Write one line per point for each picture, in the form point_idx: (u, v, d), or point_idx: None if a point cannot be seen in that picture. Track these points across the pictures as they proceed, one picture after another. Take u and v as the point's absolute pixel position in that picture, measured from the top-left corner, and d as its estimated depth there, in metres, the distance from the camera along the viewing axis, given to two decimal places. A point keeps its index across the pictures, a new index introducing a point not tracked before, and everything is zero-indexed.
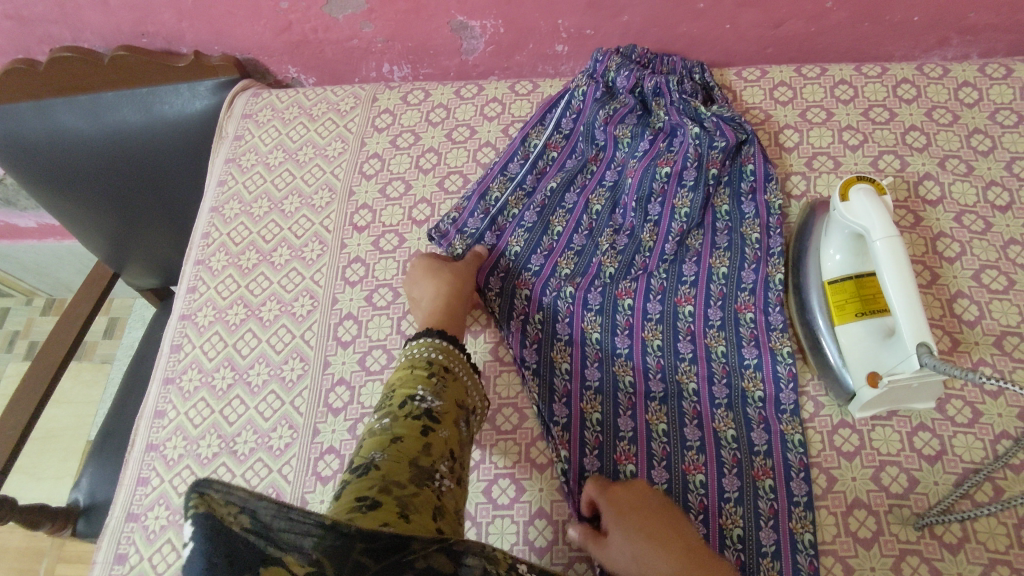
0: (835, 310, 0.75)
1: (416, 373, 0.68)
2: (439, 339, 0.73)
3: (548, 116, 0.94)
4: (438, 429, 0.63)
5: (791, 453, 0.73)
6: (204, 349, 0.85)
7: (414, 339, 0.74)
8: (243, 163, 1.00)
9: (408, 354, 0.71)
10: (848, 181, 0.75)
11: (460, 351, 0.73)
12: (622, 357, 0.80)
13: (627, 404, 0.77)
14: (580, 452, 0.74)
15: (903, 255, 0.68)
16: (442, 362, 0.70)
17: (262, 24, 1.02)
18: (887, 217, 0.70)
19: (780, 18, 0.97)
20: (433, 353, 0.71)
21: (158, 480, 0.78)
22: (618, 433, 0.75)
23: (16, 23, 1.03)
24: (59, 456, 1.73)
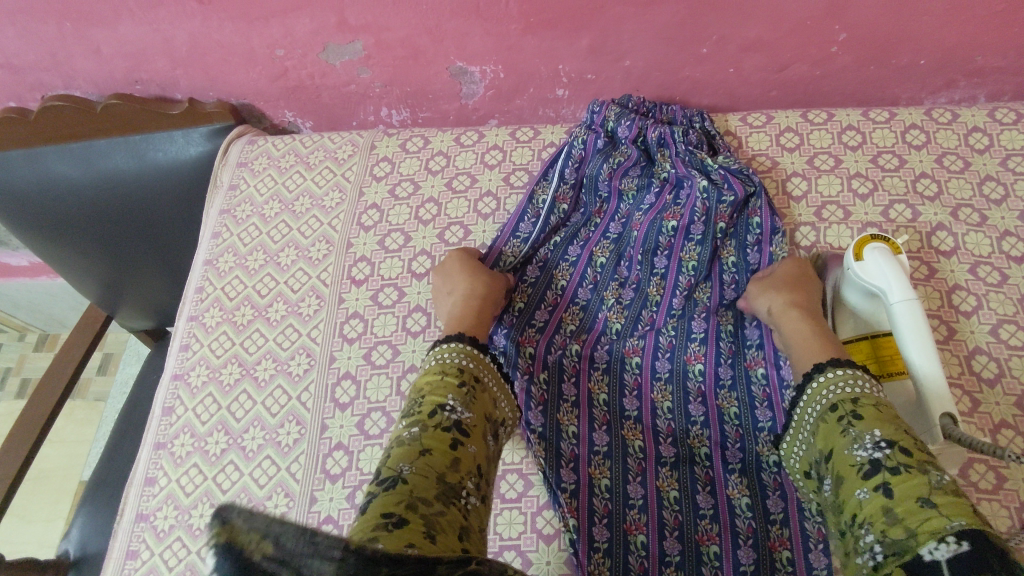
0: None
1: (447, 380, 0.65)
2: (469, 346, 0.70)
3: (550, 169, 0.91)
4: (467, 444, 0.60)
5: (809, 522, 0.69)
6: (197, 412, 0.82)
7: (442, 341, 0.71)
8: (237, 214, 0.98)
9: (437, 359, 0.69)
10: (862, 239, 0.73)
11: (488, 357, 0.71)
12: (631, 420, 0.78)
13: (638, 470, 0.74)
14: (589, 521, 0.71)
15: (922, 319, 0.67)
16: (472, 372, 0.68)
17: (258, 71, 1.01)
18: (903, 279, 0.69)
19: (784, 62, 0.96)
20: (465, 361, 0.68)
21: (148, 554, 0.75)
22: (628, 501, 0.72)
23: (8, 71, 1.02)
24: (52, 497, 1.68)
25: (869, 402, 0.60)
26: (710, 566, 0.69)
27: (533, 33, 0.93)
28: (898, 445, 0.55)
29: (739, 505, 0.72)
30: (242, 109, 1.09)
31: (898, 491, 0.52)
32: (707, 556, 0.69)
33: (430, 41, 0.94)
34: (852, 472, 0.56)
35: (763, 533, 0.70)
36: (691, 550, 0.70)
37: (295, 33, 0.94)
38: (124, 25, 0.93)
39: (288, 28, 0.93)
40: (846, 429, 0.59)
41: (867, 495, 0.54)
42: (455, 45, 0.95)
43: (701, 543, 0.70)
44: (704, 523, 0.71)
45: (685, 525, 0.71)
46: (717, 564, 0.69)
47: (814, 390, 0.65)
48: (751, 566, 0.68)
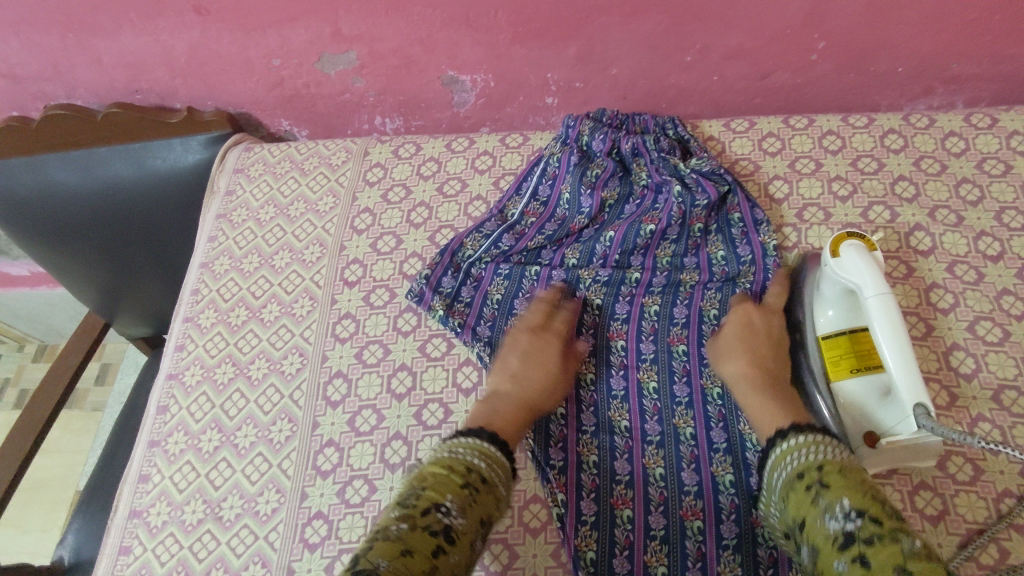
0: (829, 367, 0.74)
1: (454, 478, 0.62)
2: (486, 443, 0.67)
3: (524, 185, 0.93)
4: (451, 554, 0.56)
5: None
6: (191, 411, 0.84)
7: (459, 435, 0.68)
8: (233, 218, 1.00)
9: (450, 450, 0.65)
10: (838, 236, 0.75)
11: (506, 457, 0.67)
12: (617, 401, 0.79)
13: (624, 447, 0.76)
14: (577, 495, 0.74)
15: (896, 312, 0.68)
16: (483, 472, 0.64)
17: (255, 80, 1.03)
18: (878, 274, 0.70)
19: (766, 70, 0.99)
20: (477, 459, 0.65)
21: (141, 549, 0.76)
22: (614, 477, 0.75)
23: (11, 81, 1.04)
24: (48, 506, 1.69)
25: (835, 468, 0.59)
26: (694, 540, 0.71)
27: (522, 42, 0.96)
28: (868, 514, 0.53)
29: (723, 481, 0.73)
30: (240, 118, 1.12)
31: (877, 562, 0.49)
32: (691, 530, 0.71)
33: (422, 51, 0.97)
34: (824, 543, 0.54)
35: (746, 509, 0.71)
36: (675, 524, 0.72)
37: (291, 43, 0.97)
38: (125, 35, 0.96)
39: (284, 38, 0.96)
40: (816, 497, 0.57)
41: (846, 565, 0.51)
42: (446, 54, 0.98)
43: (685, 518, 0.72)
44: (688, 499, 0.73)
45: (670, 501, 0.73)
46: (700, 538, 0.71)
47: (781, 454, 0.64)
48: (733, 540, 0.70)
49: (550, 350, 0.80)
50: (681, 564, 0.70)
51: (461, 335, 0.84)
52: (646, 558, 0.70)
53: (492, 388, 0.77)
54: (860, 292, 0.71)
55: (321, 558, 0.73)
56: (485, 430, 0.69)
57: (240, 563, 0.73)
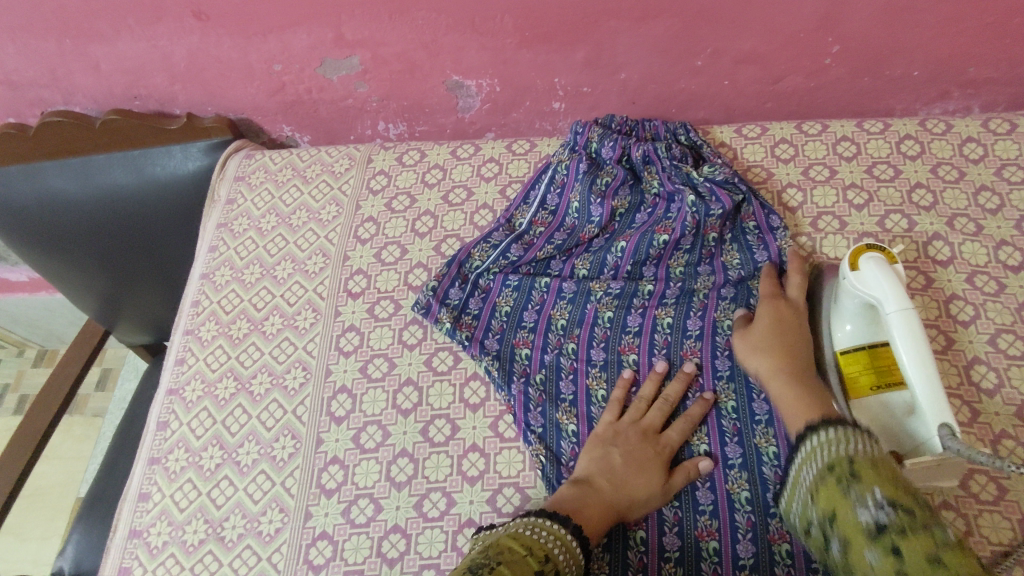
0: (849, 384, 0.72)
1: (525, 560, 0.59)
2: (560, 529, 0.64)
3: (532, 194, 0.91)
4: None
5: None
6: (192, 427, 0.82)
7: (537, 515, 0.65)
8: (234, 228, 0.98)
9: (526, 530, 0.63)
10: (858, 249, 0.73)
11: (580, 551, 0.64)
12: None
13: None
14: None
15: (920, 329, 0.66)
16: (558, 565, 0.60)
17: (256, 86, 1.01)
18: (900, 289, 0.68)
19: (779, 74, 0.96)
20: (554, 547, 0.62)
21: (141, 570, 0.74)
22: None
23: (7, 87, 1.02)
24: (48, 514, 1.67)
25: (866, 458, 0.54)
26: (709, 562, 0.69)
27: (529, 47, 0.93)
28: (901, 505, 0.49)
29: (739, 499, 0.71)
30: (240, 124, 1.10)
31: (909, 556, 0.46)
32: (706, 552, 0.69)
33: (426, 56, 0.95)
34: (856, 534, 0.50)
35: (762, 526, 0.69)
36: (690, 545, 0.70)
37: (292, 49, 0.95)
38: (123, 41, 0.94)
39: (285, 44, 0.94)
40: (846, 486, 0.52)
41: (878, 558, 0.47)
42: (451, 59, 0.96)
43: (700, 539, 0.70)
44: (703, 519, 0.71)
45: (685, 521, 0.71)
46: (716, 560, 0.69)
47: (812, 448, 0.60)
48: (750, 561, 0.68)
49: (653, 454, 0.72)
50: None
51: (469, 349, 0.82)
52: None
53: (584, 476, 0.72)
54: (880, 307, 0.69)
55: None
56: (570, 519, 0.65)
57: None
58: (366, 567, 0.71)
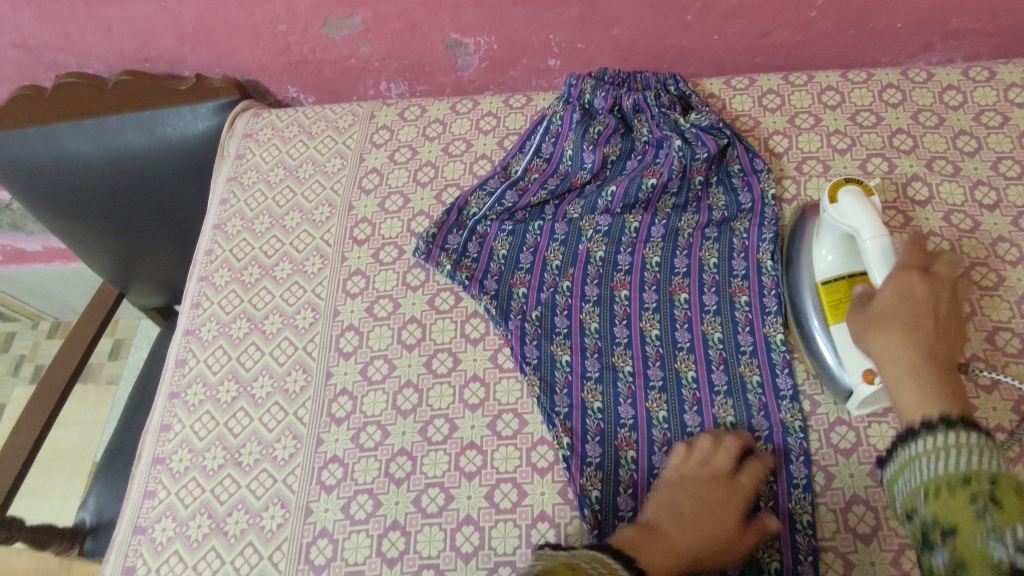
0: (829, 311, 0.75)
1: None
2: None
3: (527, 143, 0.95)
4: None
5: (791, 438, 0.74)
6: (208, 363, 0.87)
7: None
8: (244, 180, 1.02)
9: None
10: (837, 184, 0.77)
11: None
12: (621, 346, 0.81)
13: (627, 392, 0.78)
14: (582, 440, 0.76)
15: (891, 255, 0.70)
16: None
17: (262, 47, 1.05)
18: (875, 219, 0.71)
19: (766, 28, 1.00)
20: None
21: (164, 493, 0.79)
22: (618, 420, 0.77)
23: (23, 51, 1.07)
24: (68, 476, 1.73)
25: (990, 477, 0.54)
26: None
27: (524, 4, 0.97)
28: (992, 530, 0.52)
29: (725, 422, 0.76)
30: (247, 86, 1.14)
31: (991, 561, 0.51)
32: None
33: (426, 14, 0.99)
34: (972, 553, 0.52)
35: (747, 449, 0.74)
36: None
37: (296, 8, 0.98)
38: (134, 3, 0.98)
39: (289, 4, 0.98)
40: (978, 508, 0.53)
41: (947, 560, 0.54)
42: (449, 17, 0.99)
43: None
44: (691, 437, 0.75)
45: (673, 440, 0.75)
46: None
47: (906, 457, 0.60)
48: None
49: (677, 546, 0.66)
50: None
51: (469, 288, 0.86)
52: (651, 494, 0.73)
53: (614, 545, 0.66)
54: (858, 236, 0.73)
55: (337, 498, 0.76)
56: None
57: (260, 505, 0.76)
58: (375, 486, 0.76)
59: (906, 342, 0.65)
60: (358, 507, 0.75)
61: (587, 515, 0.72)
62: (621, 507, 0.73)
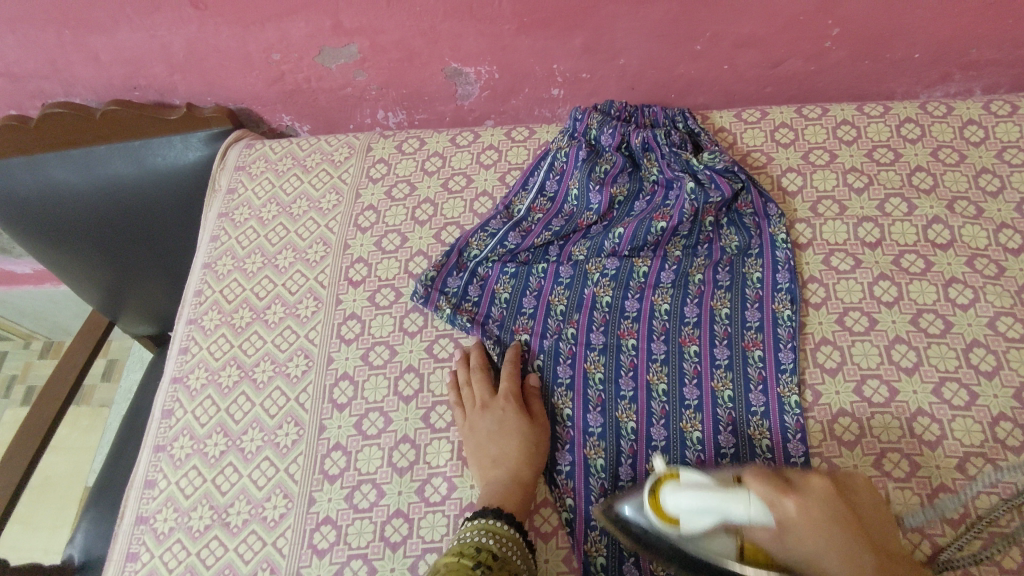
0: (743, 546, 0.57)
1: (463, 562, 0.59)
2: (493, 522, 0.65)
3: (531, 179, 0.92)
4: None
5: None
6: (196, 415, 0.83)
7: (465, 521, 0.66)
8: (235, 217, 0.98)
9: (457, 540, 0.64)
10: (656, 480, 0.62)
11: (512, 529, 0.66)
12: (625, 401, 0.77)
13: (629, 451, 0.74)
14: (586, 501, 0.73)
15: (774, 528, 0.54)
16: (493, 550, 0.62)
17: (255, 76, 1.01)
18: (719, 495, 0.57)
19: (779, 58, 0.96)
20: (485, 539, 0.63)
21: (148, 556, 0.75)
22: (619, 483, 0.73)
23: (7, 79, 1.02)
24: (57, 503, 1.69)
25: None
26: None
27: (527, 33, 0.93)
28: None
29: None
30: (240, 114, 1.10)
31: None
32: None
33: (424, 43, 0.95)
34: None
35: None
36: None
37: (290, 37, 0.95)
38: (122, 32, 0.94)
39: (283, 32, 0.94)
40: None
41: None
42: (449, 46, 0.95)
43: None
44: None
45: None
46: None
47: None
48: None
49: (524, 426, 0.75)
50: None
51: (472, 331, 0.83)
52: (657, 564, 0.69)
53: (481, 479, 0.72)
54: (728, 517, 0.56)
55: (330, 564, 0.72)
56: (491, 508, 0.67)
57: (249, 570, 0.72)
58: (369, 551, 0.72)
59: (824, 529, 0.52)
60: (352, 574, 0.71)
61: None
62: (627, 574, 0.69)
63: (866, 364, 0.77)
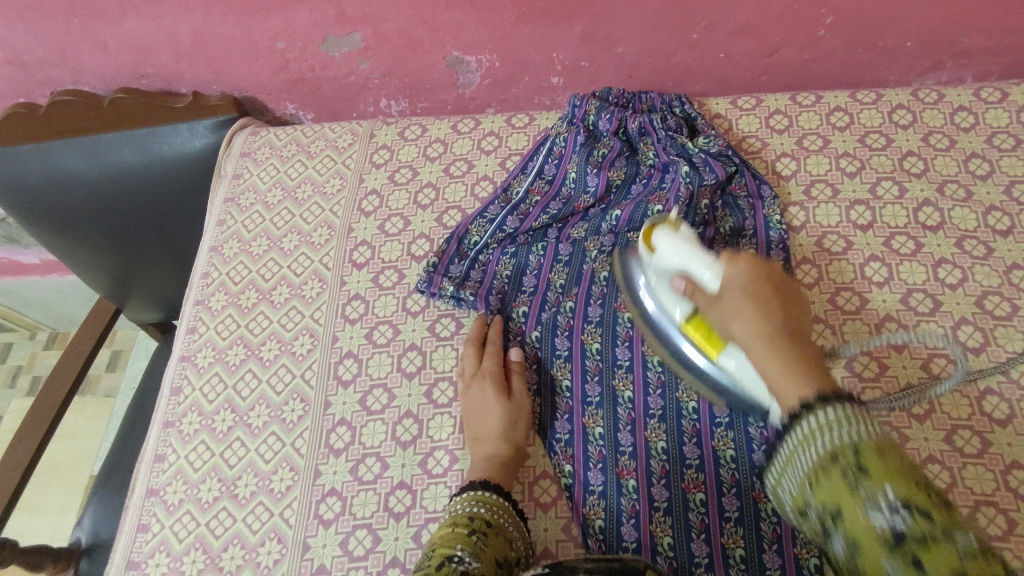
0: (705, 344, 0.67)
1: (457, 531, 0.63)
2: (484, 492, 0.68)
3: (530, 164, 0.94)
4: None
5: None
6: (204, 392, 0.85)
7: (458, 493, 0.69)
8: (241, 202, 1.00)
9: (451, 511, 0.67)
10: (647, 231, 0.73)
11: (505, 499, 0.68)
12: (623, 370, 0.79)
13: (627, 419, 0.76)
14: (584, 467, 0.75)
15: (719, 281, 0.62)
16: (485, 517, 0.65)
17: (260, 64, 1.03)
18: (693, 250, 0.66)
19: (774, 46, 0.98)
20: (478, 507, 0.66)
21: (158, 527, 0.77)
22: (618, 448, 0.75)
23: (17, 67, 1.05)
24: (64, 490, 1.71)
25: (873, 446, 0.42)
26: (697, 512, 0.71)
27: (527, 22, 0.95)
28: (914, 505, 0.40)
29: (725, 456, 0.73)
30: (246, 102, 1.12)
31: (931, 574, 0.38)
32: (693, 503, 0.72)
33: (427, 32, 0.97)
34: (869, 539, 0.40)
35: (747, 483, 0.72)
36: (678, 497, 0.72)
37: (295, 26, 0.97)
38: (130, 20, 0.96)
39: (288, 21, 0.96)
40: (855, 486, 0.41)
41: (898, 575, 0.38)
42: (451, 35, 0.98)
43: (687, 490, 0.72)
44: (690, 472, 0.73)
45: (672, 474, 0.73)
46: (703, 510, 0.71)
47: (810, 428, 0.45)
48: (736, 513, 0.71)
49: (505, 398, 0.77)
50: (686, 536, 0.70)
51: (476, 305, 0.85)
52: (653, 528, 0.70)
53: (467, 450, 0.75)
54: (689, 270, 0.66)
55: (336, 534, 0.74)
56: (480, 478, 0.70)
57: (257, 540, 0.75)
58: (374, 521, 0.74)
59: (761, 328, 0.55)
60: (357, 543, 0.73)
61: (591, 545, 0.71)
62: (625, 537, 0.70)
63: (856, 341, 0.79)
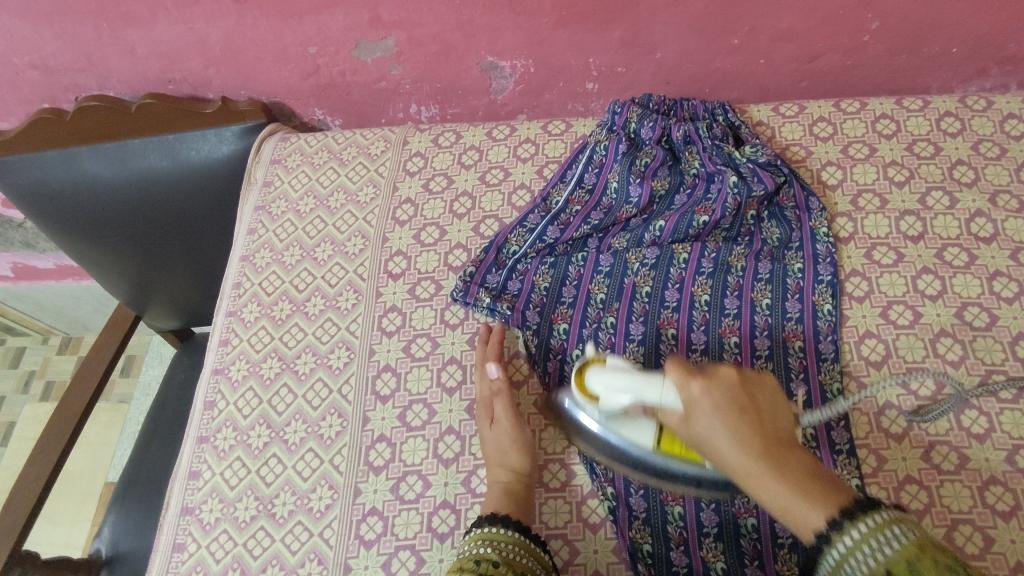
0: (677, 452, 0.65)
1: (463, 574, 0.59)
2: (493, 529, 0.64)
3: (569, 172, 0.92)
4: None
5: None
6: (239, 406, 0.83)
7: (467, 536, 0.65)
8: (272, 210, 0.98)
9: (461, 555, 0.63)
10: (580, 375, 0.67)
11: (517, 533, 0.65)
12: None
13: None
14: (626, 491, 0.72)
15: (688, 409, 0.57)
16: (492, 557, 0.61)
17: (290, 69, 1.01)
18: (636, 376, 0.61)
19: (816, 52, 0.96)
20: (485, 547, 0.62)
21: (195, 546, 0.75)
22: None
23: (43, 72, 1.03)
24: (78, 498, 1.69)
25: (905, 565, 0.44)
26: (749, 538, 0.68)
27: (565, 27, 0.93)
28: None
29: None
30: (273, 108, 1.10)
31: None
32: (745, 528, 0.68)
33: (462, 37, 0.95)
34: None
35: None
36: (728, 522, 0.69)
37: (328, 31, 0.95)
38: (160, 24, 0.94)
39: (321, 25, 0.94)
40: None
41: None
42: (486, 40, 0.95)
43: (738, 516, 0.69)
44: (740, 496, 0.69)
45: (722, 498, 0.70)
46: (756, 535, 0.68)
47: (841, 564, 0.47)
48: (790, 539, 0.67)
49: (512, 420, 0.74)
50: (738, 562, 0.68)
51: (511, 319, 0.83)
52: (703, 554, 0.69)
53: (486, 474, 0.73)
54: (644, 395, 0.60)
55: (378, 555, 0.72)
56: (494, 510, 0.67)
57: (296, 561, 0.72)
58: (417, 542, 0.72)
59: (737, 455, 0.53)
60: (400, 564, 0.71)
61: (640, 570, 0.69)
62: (674, 561, 0.69)
63: (911, 356, 0.77)
